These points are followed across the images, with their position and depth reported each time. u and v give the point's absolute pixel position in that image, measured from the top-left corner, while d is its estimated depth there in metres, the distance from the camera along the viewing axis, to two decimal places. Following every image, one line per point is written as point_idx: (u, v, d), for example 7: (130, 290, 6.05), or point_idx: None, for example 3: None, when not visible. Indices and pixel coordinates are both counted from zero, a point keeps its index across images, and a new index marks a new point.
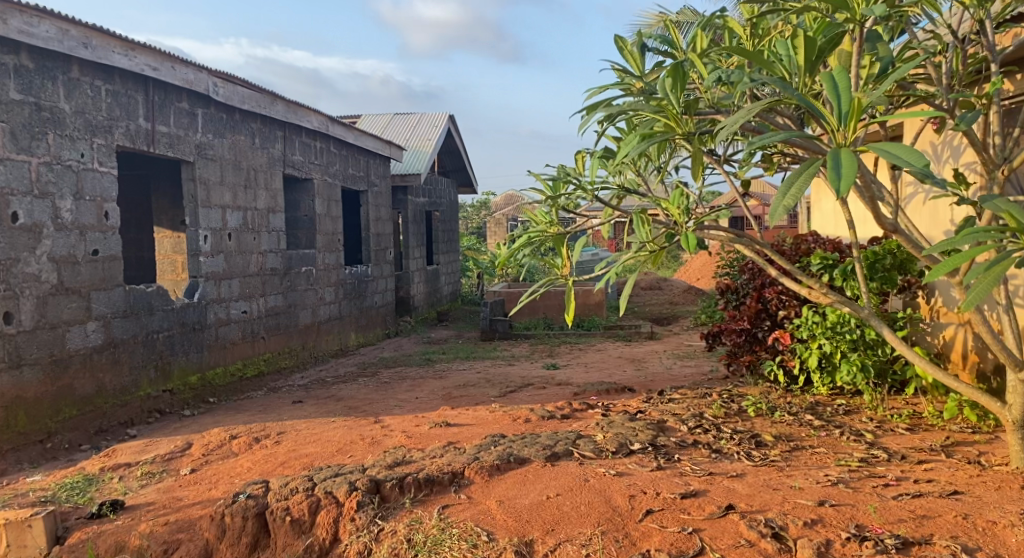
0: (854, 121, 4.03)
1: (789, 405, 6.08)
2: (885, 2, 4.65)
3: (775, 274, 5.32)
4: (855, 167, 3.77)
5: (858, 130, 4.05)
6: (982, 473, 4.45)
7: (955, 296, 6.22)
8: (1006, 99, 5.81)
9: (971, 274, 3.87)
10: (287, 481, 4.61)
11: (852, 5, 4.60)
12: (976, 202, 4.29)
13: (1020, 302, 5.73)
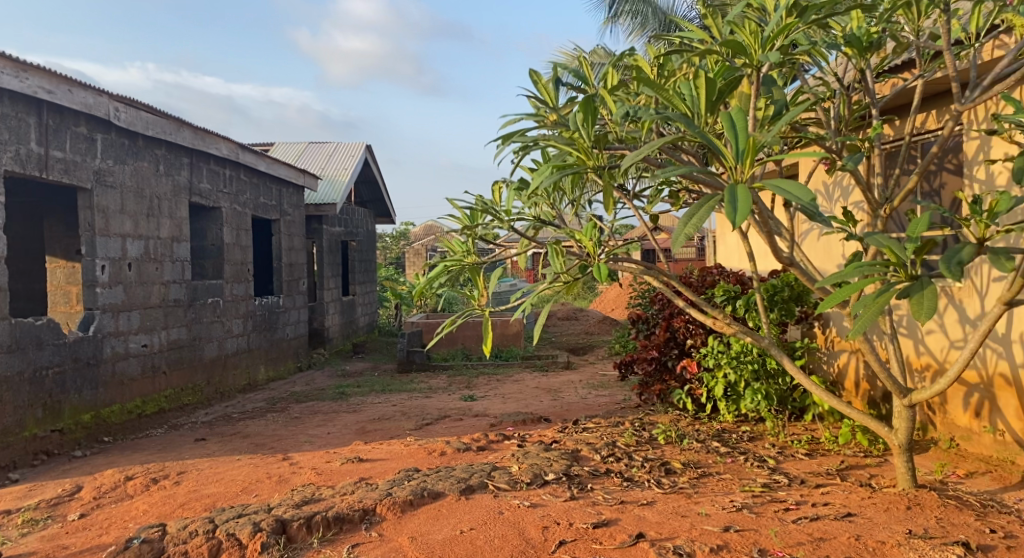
0: (750, 159, 4.27)
1: (697, 433, 6.26)
2: (780, 49, 4.92)
3: (683, 305, 5.47)
4: (750, 204, 3.96)
5: (754, 169, 4.29)
6: (873, 495, 4.64)
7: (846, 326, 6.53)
8: (886, 143, 6.26)
9: (858, 304, 4.08)
10: (185, 523, 4.51)
11: (750, 48, 4.85)
12: (862, 237, 4.52)
13: (904, 330, 6.09)
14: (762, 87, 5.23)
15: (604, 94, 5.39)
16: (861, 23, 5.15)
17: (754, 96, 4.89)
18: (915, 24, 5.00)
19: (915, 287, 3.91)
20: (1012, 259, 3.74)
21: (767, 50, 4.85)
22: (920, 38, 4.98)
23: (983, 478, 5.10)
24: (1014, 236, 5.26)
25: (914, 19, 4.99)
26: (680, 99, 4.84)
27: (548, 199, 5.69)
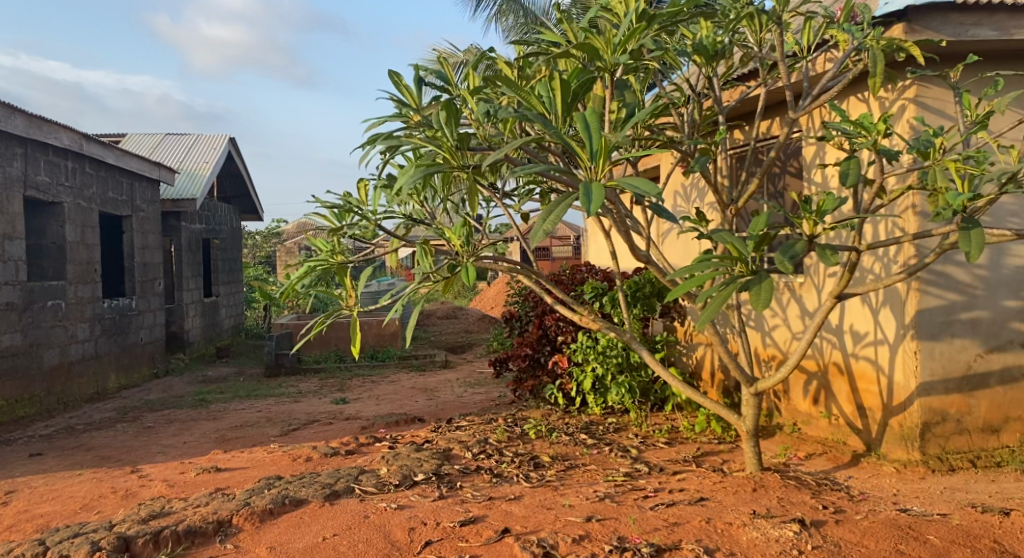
0: (603, 158, 4.37)
1: (566, 426, 6.39)
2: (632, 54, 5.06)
3: (553, 303, 5.54)
4: (605, 201, 4.05)
5: (608, 168, 4.39)
6: (724, 479, 4.87)
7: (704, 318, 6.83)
8: (732, 148, 6.74)
9: (708, 293, 4.25)
10: (13, 547, 4.26)
11: (602, 53, 4.97)
12: (709, 234, 4.71)
13: (751, 325, 6.56)
14: (616, 91, 5.39)
15: (466, 95, 5.37)
16: (709, 32, 5.37)
17: (608, 99, 5.02)
18: (756, 35, 5.28)
19: (754, 281, 4.14)
20: (837, 254, 4.02)
21: (619, 54, 4.97)
22: (762, 51, 5.28)
23: (820, 459, 5.53)
24: (842, 233, 5.71)
25: (757, 31, 5.28)
26: (539, 101, 4.87)
27: (418, 198, 5.66)
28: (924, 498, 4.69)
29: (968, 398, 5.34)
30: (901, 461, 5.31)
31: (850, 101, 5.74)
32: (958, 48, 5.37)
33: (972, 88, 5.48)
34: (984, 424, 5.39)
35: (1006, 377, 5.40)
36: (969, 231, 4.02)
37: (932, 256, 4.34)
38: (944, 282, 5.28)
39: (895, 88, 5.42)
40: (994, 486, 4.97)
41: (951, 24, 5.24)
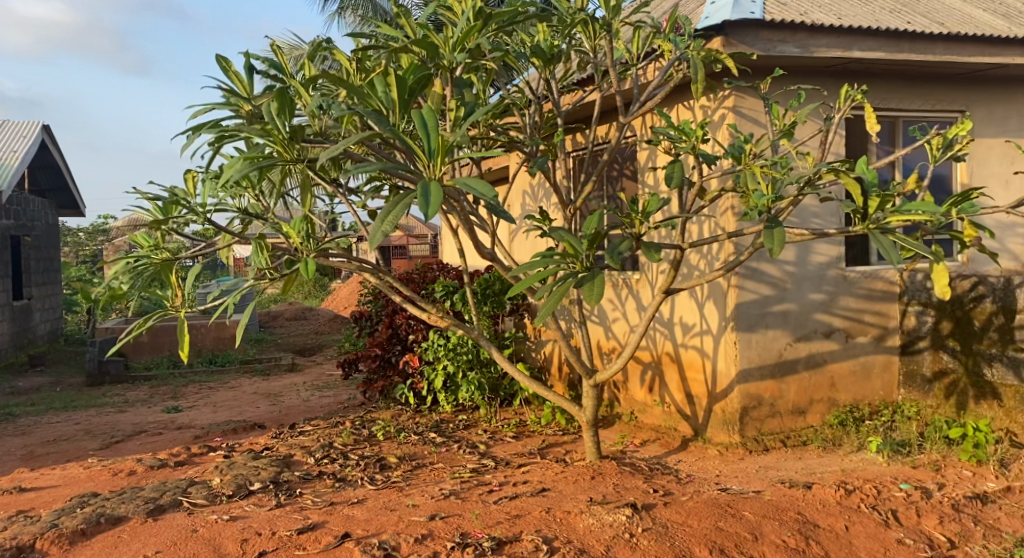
0: (441, 158, 4.20)
1: (415, 426, 6.26)
2: (470, 54, 5.03)
3: (400, 301, 5.26)
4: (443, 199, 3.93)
5: (445, 166, 4.23)
6: (566, 469, 4.90)
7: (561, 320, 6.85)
8: (573, 150, 6.85)
9: (545, 291, 4.22)
10: None
11: (440, 50, 4.90)
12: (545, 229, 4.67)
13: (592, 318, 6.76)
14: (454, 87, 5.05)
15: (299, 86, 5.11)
16: (546, 36, 5.41)
17: (444, 95, 4.75)
18: (590, 42, 5.29)
19: (586, 278, 4.16)
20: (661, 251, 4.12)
21: (456, 52, 4.89)
22: (596, 59, 5.31)
23: (653, 445, 5.74)
24: (667, 232, 6.08)
25: (591, 37, 5.26)
26: (372, 97, 4.62)
27: (254, 191, 5.35)
28: (742, 477, 4.92)
29: (780, 383, 5.74)
30: (724, 443, 5.67)
31: (677, 108, 6.19)
32: (766, 62, 5.80)
33: (779, 99, 5.97)
34: (793, 406, 5.79)
35: (811, 363, 5.82)
36: (772, 231, 4.27)
37: (746, 254, 4.61)
38: (757, 278, 5.67)
39: (716, 98, 5.87)
40: (801, 462, 5.34)
41: (761, 40, 5.67)
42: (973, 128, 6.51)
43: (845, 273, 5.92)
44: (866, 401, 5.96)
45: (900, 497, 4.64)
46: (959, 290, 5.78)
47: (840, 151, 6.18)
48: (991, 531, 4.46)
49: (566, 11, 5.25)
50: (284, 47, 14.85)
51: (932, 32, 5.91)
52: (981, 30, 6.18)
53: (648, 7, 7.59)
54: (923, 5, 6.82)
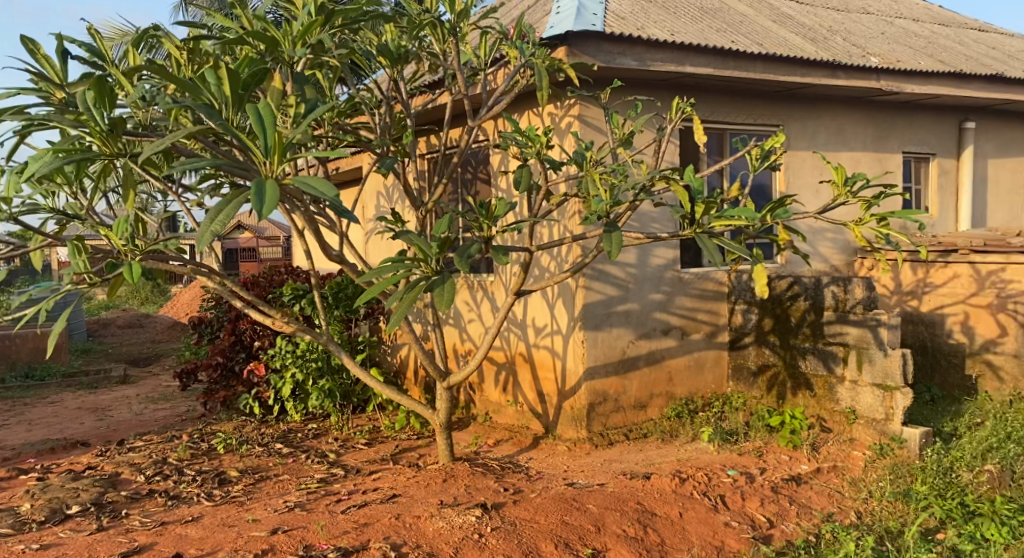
0: (279, 156, 3.88)
1: (259, 437, 6.14)
2: (313, 50, 4.82)
3: (241, 305, 5.03)
4: (278, 198, 3.62)
5: (284, 165, 3.93)
6: (418, 474, 4.96)
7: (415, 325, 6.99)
8: (427, 152, 6.89)
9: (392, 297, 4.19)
10: None
11: (280, 45, 4.68)
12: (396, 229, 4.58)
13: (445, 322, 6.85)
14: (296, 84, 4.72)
15: (120, 75, 4.73)
16: (394, 36, 5.39)
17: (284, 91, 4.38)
18: (440, 44, 5.23)
19: (437, 281, 4.15)
20: (509, 254, 4.24)
21: (298, 47, 4.69)
22: (445, 62, 5.29)
23: (506, 444, 5.91)
24: (513, 236, 6.25)
25: (441, 40, 5.21)
26: (201, 89, 4.22)
27: (71, 186, 5.00)
28: (587, 472, 5.15)
29: (623, 379, 6.04)
30: (572, 439, 5.91)
31: (524, 114, 6.37)
32: (605, 72, 6.07)
33: (619, 110, 6.31)
34: (636, 401, 6.12)
35: (651, 359, 6.18)
36: (612, 233, 4.49)
37: (590, 256, 4.89)
38: (604, 279, 5.94)
39: (563, 106, 6.10)
40: (642, 454, 5.65)
41: (603, 52, 5.91)
42: (788, 141, 7.14)
43: (681, 274, 6.32)
44: (699, 394, 6.40)
45: (727, 482, 5.00)
46: (778, 290, 6.22)
47: (673, 159, 6.63)
48: (803, 510, 4.88)
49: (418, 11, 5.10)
50: (108, 36, 13.97)
51: (754, 51, 6.37)
52: (795, 51, 6.71)
53: (496, 13, 7.74)
54: (746, 26, 7.34)
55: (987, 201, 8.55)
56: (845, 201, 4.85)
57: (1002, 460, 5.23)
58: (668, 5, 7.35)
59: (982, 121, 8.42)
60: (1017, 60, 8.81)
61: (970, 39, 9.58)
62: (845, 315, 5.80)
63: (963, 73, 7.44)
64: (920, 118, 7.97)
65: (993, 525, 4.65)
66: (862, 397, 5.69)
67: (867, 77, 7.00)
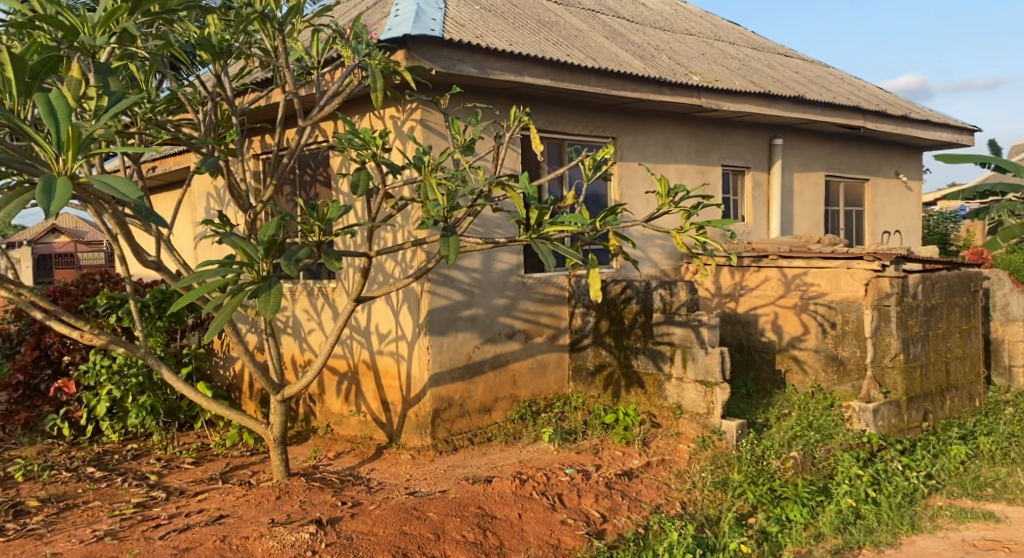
0: (73, 152, 3.54)
1: (68, 461, 5.75)
2: (119, 41, 4.38)
3: (41, 316, 4.67)
4: (69, 192, 3.33)
5: (80, 162, 3.59)
6: (248, 493, 4.82)
7: (248, 334, 6.87)
8: (261, 153, 6.69)
9: (210, 305, 3.91)
10: None
11: (79, 32, 4.14)
12: (220, 232, 4.29)
13: (282, 332, 6.68)
14: (96, 75, 4.16)
15: None
16: (218, 28, 4.92)
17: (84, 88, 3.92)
18: (270, 40, 4.79)
19: (262, 287, 3.92)
20: (342, 259, 4.15)
21: (98, 35, 4.17)
22: (276, 60, 4.91)
23: (347, 456, 5.87)
24: (351, 242, 6.17)
25: (269, 38, 4.85)
26: None
27: None
28: (430, 479, 5.17)
29: (468, 383, 6.11)
30: (416, 447, 5.89)
31: (367, 117, 6.31)
32: (444, 78, 6.09)
33: (460, 115, 6.37)
34: (480, 405, 6.19)
35: (496, 363, 6.28)
36: (449, 238, 4.46)
37: (431, 262, 4.88)
38: (448, 285, 5.99)
39: (405, 110, 6.04)
40: (485, 457, 5.74)
41: (442, 57, 5.90)
42: (619, 152, 7.49)
43: (524, 279, 6.47)
44: (542, 395, 6.57)
45: (564, 481, 5.15)
46: (613, 293, 6.49)
47: (513, 166, 6.79)
48: (634, 503, 5.11)
49: (242, 4, 4.71)
50: None
51: (588, 65, 6.59)
52: (624, 67, 7.02)
53: (333, 12, 7.60)
54: (580, 40, 7.59)
55: (793, 212, 9.29)
56: (669, 211, 5.10)
57: (804, 447, 5.74)
58: (507, 15, 7.48)
59: (789, 139, 9.14)
60: (818, 84, 9.61)
61: (778, 63, 10.35)
62: (671, 315, 6.08)
63: (771, 94, 8.03)
64: (737, 134, 8.59)
65: (795, 507, 5.21)
66: (687, 393, 6.00)
67: (690, 95, 7.42)
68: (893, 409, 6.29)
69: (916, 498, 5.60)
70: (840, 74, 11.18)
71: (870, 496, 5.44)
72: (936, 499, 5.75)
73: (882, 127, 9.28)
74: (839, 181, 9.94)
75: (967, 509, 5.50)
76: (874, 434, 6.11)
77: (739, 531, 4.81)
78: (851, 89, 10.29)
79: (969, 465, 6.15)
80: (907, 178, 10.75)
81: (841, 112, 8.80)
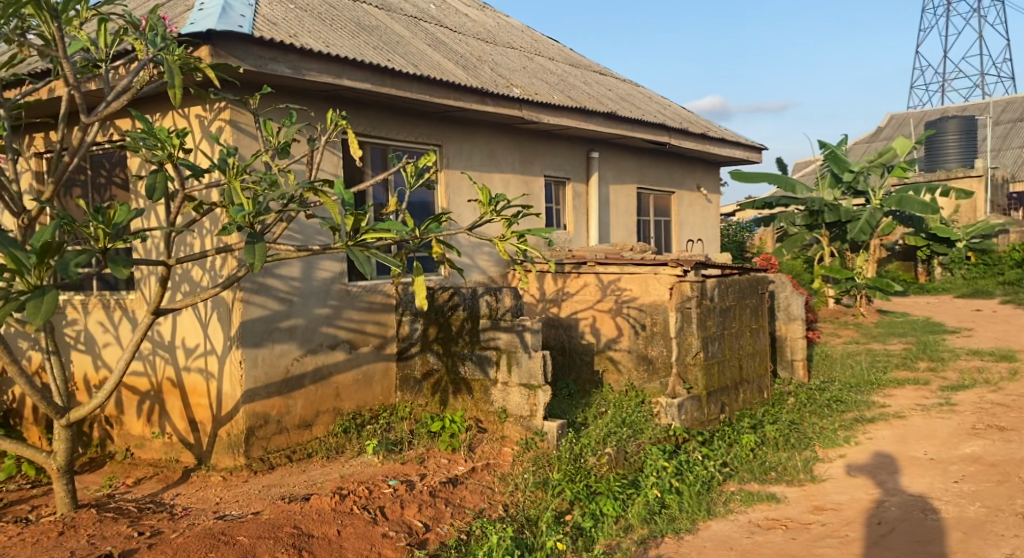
0: None
1: None
2: None
3: None
4: None
5: None
6: (25, 530, 4.33)
7: (31, 352, 6.29)
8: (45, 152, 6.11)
9: None
10: None
11: None
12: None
13: (70, 350, 6.14)
14: None
15: None
16: None
17: None
18: (46, 29, 4.32)
19: (35, 298, 3.56)
20: (132, 266, 3.81)
21: None
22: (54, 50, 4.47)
23: (149, 482, 5.45)
24: (152, 250, 5.73)
25: (47, 26, 4.39)
26: None
27: None
28: (242, 501, 4.88)
29: (286, 399, 5.83)
30: (228, 468, 5.55)
31: (170, 115, 5.90)
32: (255, 77, 5.78)
33: (272, 115, 6.08)
34: (300, 420, 5.92)
35: (317, 376, 6.03)
36: (255, 245, 4.19)
37: (242, 269, 4.57)
38: (264, 294, 5.69)
39: (212, 109, 5.70)
40: (304, 475, 5.48)
41: (252, 56, 5.60)
42: (442, 160, 7.42)
43: (348, 287, 6.26)
44: (366, 406, 6.37)
45: (388, 493, 5.02)
46: (440, 300, 6.37)
47: (329, 169, 6.55)
48: (457, 510, 5.04)
49: None
50: None
51: (409, 71, 6.48)
52: (446, 75, 6.96)
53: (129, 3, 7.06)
54: (401, 45, 7.46)
55: (609, 221, 9.59)
56: (490, 219, 5.04)
57: (617, 444, 5.86)
58: (324, 16, 7.22)
59: (604, 152, 9.42)
60: (629, 102, 10.00)
61: (593, 80, 10.68)
62: (497, 321, 6.06)
63: (587, 109, 8.25)
64: (557, 145, 8.74)
65: (608, 500, 5.33)
66: (511, 397, 6.01)
67: (511, 106, 7.48)
68: (695, 403, 6.60)
69: (712, 485, 5.87)
70: (649, 93, 11.71)
71: (674, 486, 5.67)
72: (729, 484, 6.01)
73: (685, 144, 9.79)
74: (650, 194, 10.37)
75: (754, 493, 5.80)
76: (679, 427, 6.38)
77: (556, 529, 4.89)
78: (659, 108, 10.80)
79: (757, 452, 6.49)
80: (708, 191, 11.40)
81: (651, 128, 9.20)
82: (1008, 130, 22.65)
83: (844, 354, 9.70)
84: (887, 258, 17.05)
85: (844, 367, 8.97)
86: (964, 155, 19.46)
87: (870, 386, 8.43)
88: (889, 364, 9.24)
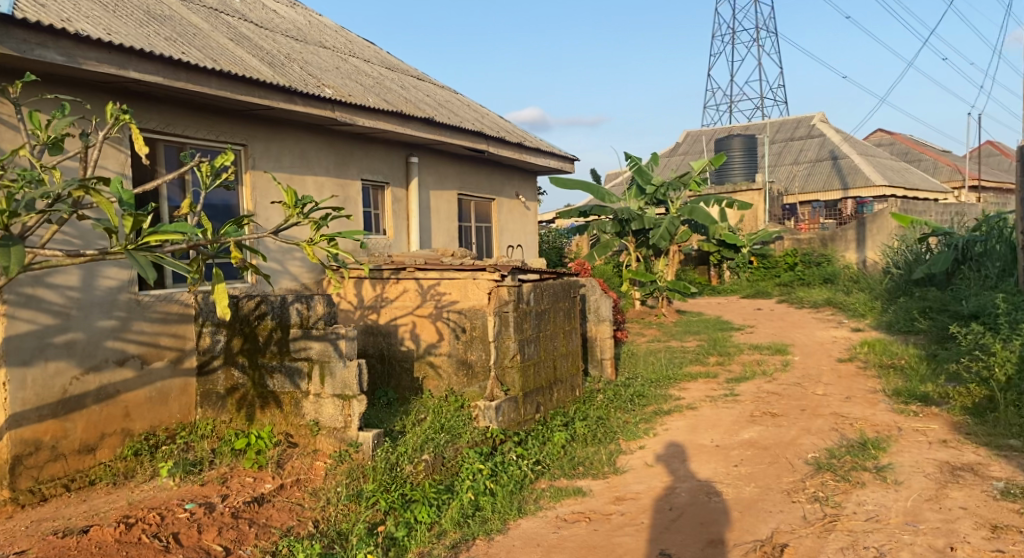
0: None
1: None
2: None
3: None
4: None
5: None
6: None
7: None
8: None
9: None
10: None
11: None
12: None
13: None
14: None
15: None
16: None
17: None
18: None
19: None
20: None
21: None
22: None
23: None
24: None
25: None
26: None
27: None
28: (4, 540, 4.37)
29: (63, 422, 5.29)
30: None
31: None
32: (18, 64, 5.22)
33: (39, 107, 5.52)
34: (80, 445, 5.37)
35: (101, 395, 5.50)
36: (9, 247, 3.68)
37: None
38: (34, 306, 5.15)
39: None
40: (83, 505, 4.96)
41: (14, 39, 5.04)
42: (244, 161, 7.02)
43: (138, 297, 5.74)
44: (162, 426, 5.89)
45: (183, 518, 4.63)
46: (245, 309, 5.90)
47: (111, 168, 6.01)
48: (262, 530, 4.71)
49: None
50: None
51: (205, 65, 6.05)
52: (251, 71, 6.56)
53: None
54: (197, 38, 6.98)
55: (430, 227, 9.47)
56: (297, 222, 4.69)
57: (434, 449, 5.72)
58: (106, 2, 6.63)
59: (424, 157, 9.30)
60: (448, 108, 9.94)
61: (410, 84, 10.52)
62: (308, 330, 5.68)
63: (404, 113, 8.08)
64: (374, 149, 8.51)
65: (423, 508, 5.17)
66: (324, 409, 5.68)
67: (322, 107, 7.19)
68: (513, 404, 6.54)
69: (525, 484, 5.87)
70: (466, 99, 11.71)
71: (488, 488, 5.60)
72: (541, 481, 6.03)
73: (502, 151, 9.85)
74: (471, 199, 10.34)
75: (562, 488, 5.84)
76: (496, 428, 6.30)
77: (368, 541, 4.70)
78: (477, 115, 10.83)
79: (567, 449, 6.56)
80: (526, 198, 11.53)
81: (471, 134, 9.16)
82: (782, 148, 24.56)
83: (647, 351, 10.05)
84: (685, 262, 17.99)
85: (646, 364, 9.31)
86: (746, 170, 20.81)
87: (667, 380, 8.77)
88: (684, 359, 9.68)
